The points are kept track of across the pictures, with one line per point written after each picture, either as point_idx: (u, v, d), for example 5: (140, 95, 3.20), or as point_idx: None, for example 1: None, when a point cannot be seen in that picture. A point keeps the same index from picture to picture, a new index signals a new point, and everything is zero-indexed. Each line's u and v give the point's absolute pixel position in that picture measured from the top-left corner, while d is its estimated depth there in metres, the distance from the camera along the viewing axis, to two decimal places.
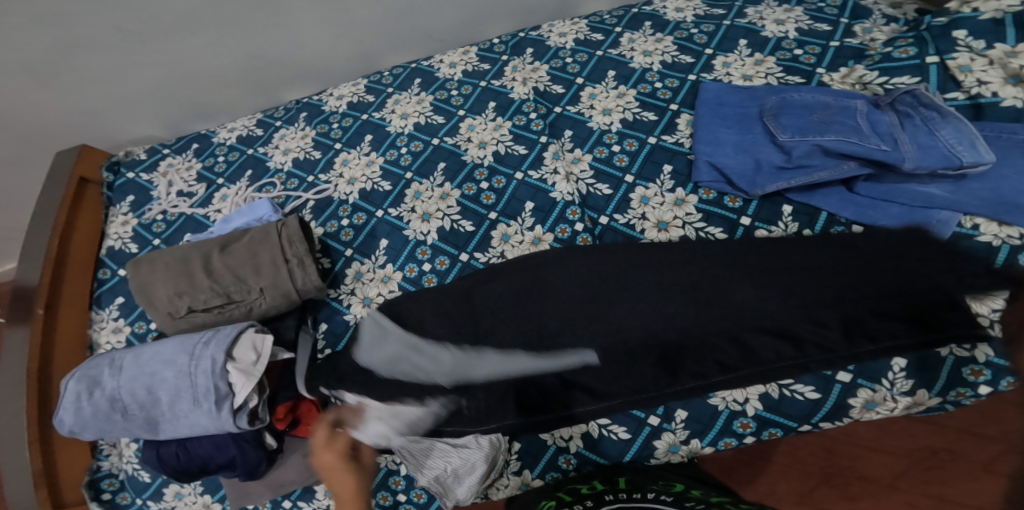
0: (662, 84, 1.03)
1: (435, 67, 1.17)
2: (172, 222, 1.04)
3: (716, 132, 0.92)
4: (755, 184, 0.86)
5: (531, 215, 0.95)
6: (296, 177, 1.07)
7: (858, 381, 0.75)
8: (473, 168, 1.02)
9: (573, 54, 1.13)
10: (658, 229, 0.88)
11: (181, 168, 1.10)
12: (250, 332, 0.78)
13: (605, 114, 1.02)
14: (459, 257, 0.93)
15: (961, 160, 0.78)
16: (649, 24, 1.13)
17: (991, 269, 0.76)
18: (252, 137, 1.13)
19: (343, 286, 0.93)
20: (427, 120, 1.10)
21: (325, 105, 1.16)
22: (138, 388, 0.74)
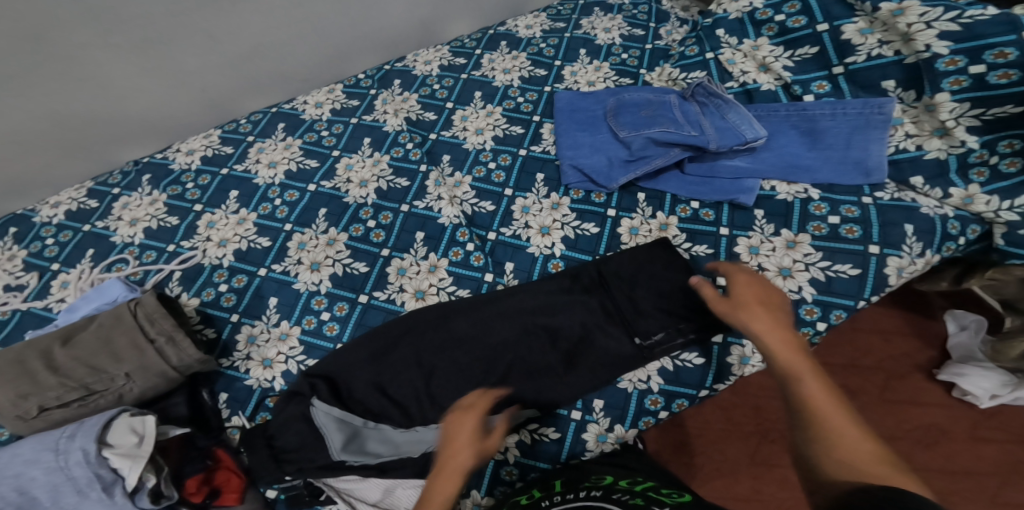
0: (524, 99, 1.08)
1: (299, 110, 1.17)
2: (6, 322, 0.95)
3: (574, 136, 0.98)
4: (611, 178, 0.93)
5: (423, 245, 0.96)
6: (154, 249, 1.01)
7: (728, 339, 0.84)
8: (357, 208, 1.02)
9: (440, 80, 1.15)
10: (541, 235, 0.92)
11: (0, 258, 1.01)
12: (124, 417, 0.73)
13: (478, 133, 1.05)
14: (359, 300, 0.93)
15: (746, 137, 0.89)
16: (505, 42, 1.18)
17: (793, 220, 0.86)
18: (85, 209, 1.07)
19: (236, 353, 0.91)
20: (299, 166, 1.08)
21: (173, 163, 1.11)
22: (4, 494, 0.68)
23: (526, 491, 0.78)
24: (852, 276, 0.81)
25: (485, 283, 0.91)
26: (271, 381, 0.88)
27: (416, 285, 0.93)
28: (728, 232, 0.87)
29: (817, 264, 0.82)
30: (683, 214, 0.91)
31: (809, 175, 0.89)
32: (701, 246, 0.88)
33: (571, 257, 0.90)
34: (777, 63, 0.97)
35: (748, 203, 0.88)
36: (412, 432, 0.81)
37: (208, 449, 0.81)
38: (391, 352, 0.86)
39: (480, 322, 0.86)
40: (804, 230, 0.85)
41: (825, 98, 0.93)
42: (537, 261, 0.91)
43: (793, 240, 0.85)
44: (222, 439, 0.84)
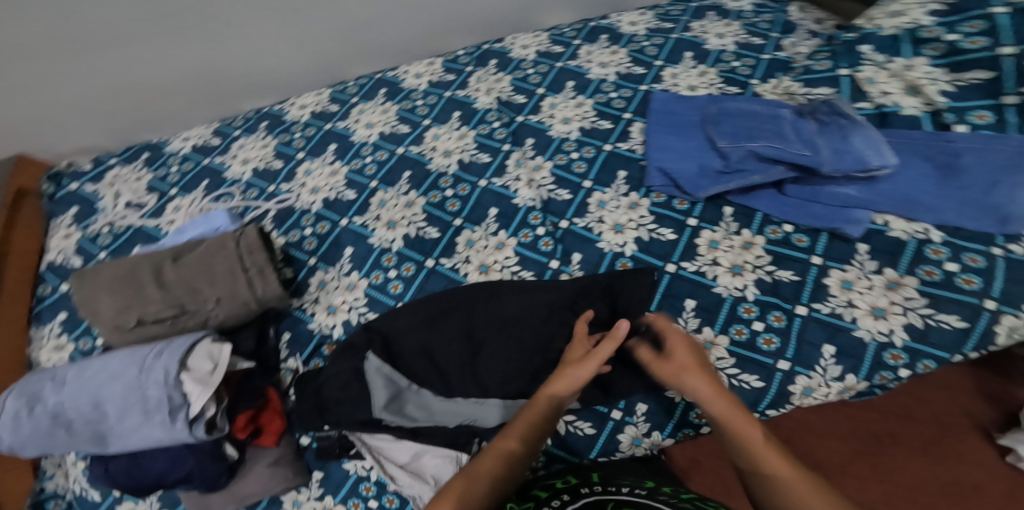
0: (617, 95, 1.07)
1: (400, 78, 1.21)
2: (119, 234, 1.06)
3: (664, 138, 0.97)
4: (699, 187, 0.91)
5: (495, 221, 0.98)
6: (256, 187, 1.09)
7: (795, 369, 0.78)
8: (438, 176, 1.05)
9: (535, 65, 1.16)
10: (614, 232, 0.92)
11: (129, 178, 1.15)
12: (206, 342, 0.79)
13: (565, 122, 1.05)
14: (425, 264, 0.97)
15: (870, 164, 0.82)
16: (606, 37, 1.17)
17: (902, 261, 0.80)
18: (208, 146, 1.17)
19: (307, 295, 0.97)
20: (392, 129, 1.12)
21: (286, 115, 1.19)
22: (84, 404, 0.76)
23: (560, 477, 0.79)
24: (956, 329, 0.75)
25: (550, 269, 0.92)
26: (331, 329, 0.94)
27: (482, 259, 0.95)
28: (821, 262, 0.83)
29: (918, 309, 0.76)
30: (772, 235, 0.87)
31: (932, 214, 0.81)
32: (785, 270, 0.83)
33: (642, 258, 0.89)
34: (933, 86, 0.86)
35: (854, 234, 0.83)
36: (451, 404, 0.83)
37: (262, 388, 0.87)
38: (447, 320, 0.89)
39: (529, 307, 0.88)
40: (912, 274, 0.79)
41: (983, 130, 0.83)
42: (605, 257, 0.90)
43: (897, 280, 0.79)
44: (275, 380, 0.91)
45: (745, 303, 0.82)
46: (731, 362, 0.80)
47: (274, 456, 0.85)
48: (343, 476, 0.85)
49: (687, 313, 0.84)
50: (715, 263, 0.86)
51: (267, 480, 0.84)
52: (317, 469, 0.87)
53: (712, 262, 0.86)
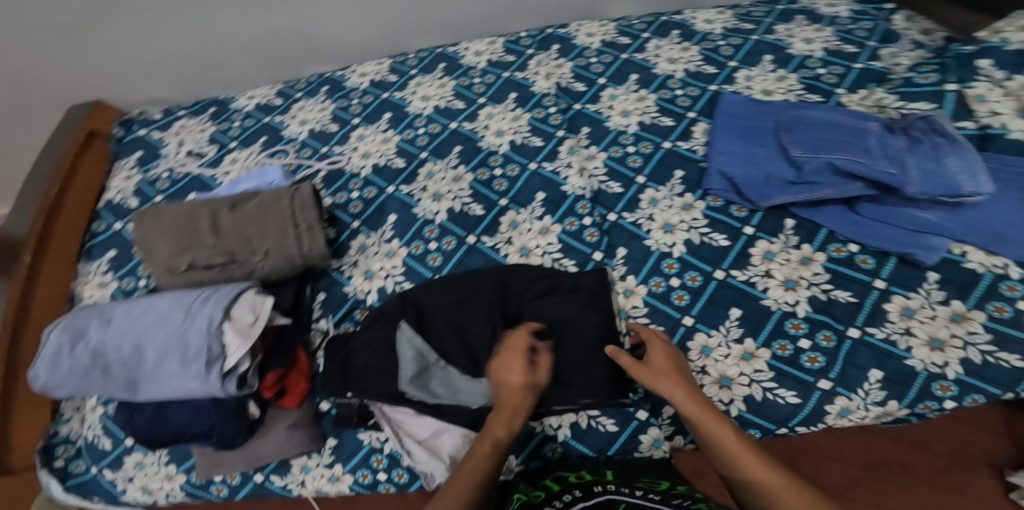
0: (684, 92, 1.04)
1: (460, 54, 1.19)
2: (177, 180, 1.09)
3: (730, 142, 0.93)
4: (763, 195, 0.88)
5: (541, 206, 0.97)
6: (310, 147, 1.09)
7: (836, 389, 0.76)
8: (488, 154, 1.04)
9: (598, 55, 1.13)
10: (664, 231, 0.90)
11: (194, 129, 1.17)
12: (250, 293, 0.80)
13: (624, 115, 1.03)
14: (466, 239, 0.96)
15: (962, 189, 0.79)
16: (677, 32, 1.15)
17: (971, 294, 0.77)
18: (270, 105, 1.18)
19: (346, 257, 0.97)
20: (447, 104, 1.11)
21: (347, 81, 1.19)
22: (124, 346, 0.77)
23: (574, 471, 0.79)
24: (1015, 368, 0.72)
25: (592, 261, 0.91)
26: (365, 295, 0.94)
27: (523, 242, 0.94)
28: (884, 286, 0.80)
29: (979, 345, 0.73)
30: (835, 253, 0.84)
31: (1017, 249, 0.77)
32: (844, 291, 0.81)
33: (690, 261, 0.87)
34: None
35: (927, 261, 0.80)
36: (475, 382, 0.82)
37: (293, 347, 0.86)
38: (482, 297, 0.88)
39: (565, 299, 0.86)
40: (980, 309, 0.75)
41: None
42: (651, 255, 0.89)
43: (963, 313, 0.76)
44: (306, 340, 0.91)
45: (794, 318, 0.80)
46: (769, 376, 0.77)
47: (294, 419, 0.86)
48: (356, 446, 0.87)
49: (731, 321, 0.82)
50: (767, 276, 0.84)
51: (286, 442, 0.85)
52: (331, 436, 0.88)
53: (765, 273, 0.84)
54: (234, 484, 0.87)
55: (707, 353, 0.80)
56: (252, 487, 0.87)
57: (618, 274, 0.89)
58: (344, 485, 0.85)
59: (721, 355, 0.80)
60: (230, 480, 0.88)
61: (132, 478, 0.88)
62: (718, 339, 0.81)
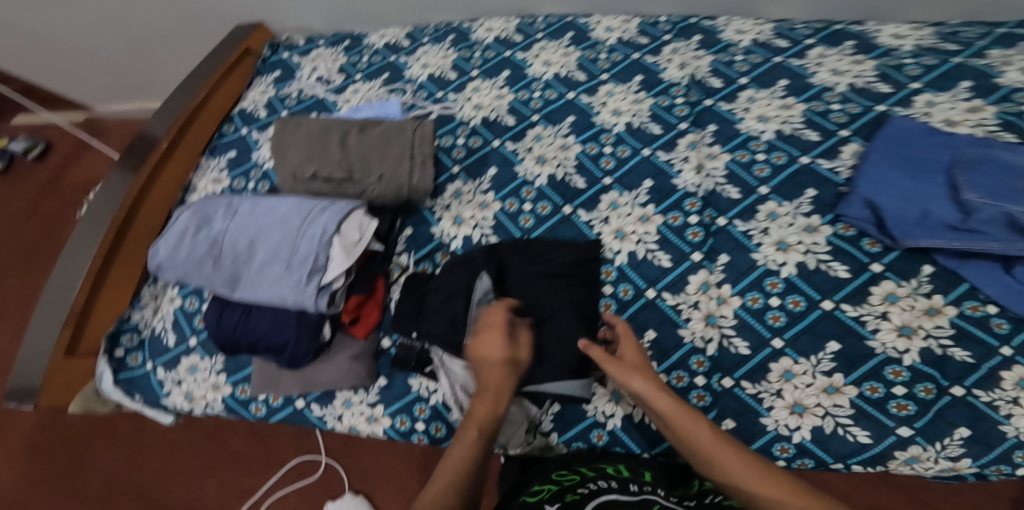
0: (841, 107, 0.91)
1: (590, 27, 1.11)
2: (303, 101, 1.12)
3: (885, 169, 0.82)
4: (909, 235, 0.78)
5: (648, 193, 0.92)
6: (426, 90, 1.09)
7: (914, 438, 0.72)
8: (600, 131, 0.99)
9: (745, 53, 1.01)
10: (776, 248, 0.84)
11: (328, 58, 1.18)
12: (360, 213, 0.79)
13: (760, 121, 0.93)
14: (562, 209, 0.93)
15: None
16: (851, 44, 0.98)
17: None
18: (398, 46, 1.17)
19: (441, 199, 0.97)
20: (568, 73, 1.06)
21: (473, 34, 1.15)
22: (240, 240, 0.78)
23: (613, 464, 0.76)
24: None
25: (689, 260, 0.87)
26: (451, 239, 0.93)
27: (620, 225, 0.91)
28: (1010, 354, 0.73)
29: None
30: (969, 311, 0.76)
31: None
32: (962, 349, 0.74)
33: (799, 285, 0.82)
34: None
35: None
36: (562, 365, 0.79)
37: (376, 278, 0.88)
38: (575, 286, 0.84)
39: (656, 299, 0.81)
40: None
41: None
42: (756, 269, 0.84)
43: None
44: (386, 270, 0.91)
45: (895, 365, 0.75)
46: (847, 412, 0.74)
47: (356, 351, 0.86)
48: (405, 390, 0.87)
49: (825, 354, 0.78)
50: (883, 317, 0.78)
51: (343, 372, 0.85)
52: (383, 375, 0.88)
53: (881, 314, 0.78)
54: (273, 406, 0.92)
55: (788, 379, 0.77)
56: (292, 410, 0.92)
57: (715, 280, 0.85)
58: (381, 427, 0.86)
59: (802, 383, 0.77)
60: (271, 401, 0.92)
61: (180, 383, 0.94)
62: (805, 367, 0.77)
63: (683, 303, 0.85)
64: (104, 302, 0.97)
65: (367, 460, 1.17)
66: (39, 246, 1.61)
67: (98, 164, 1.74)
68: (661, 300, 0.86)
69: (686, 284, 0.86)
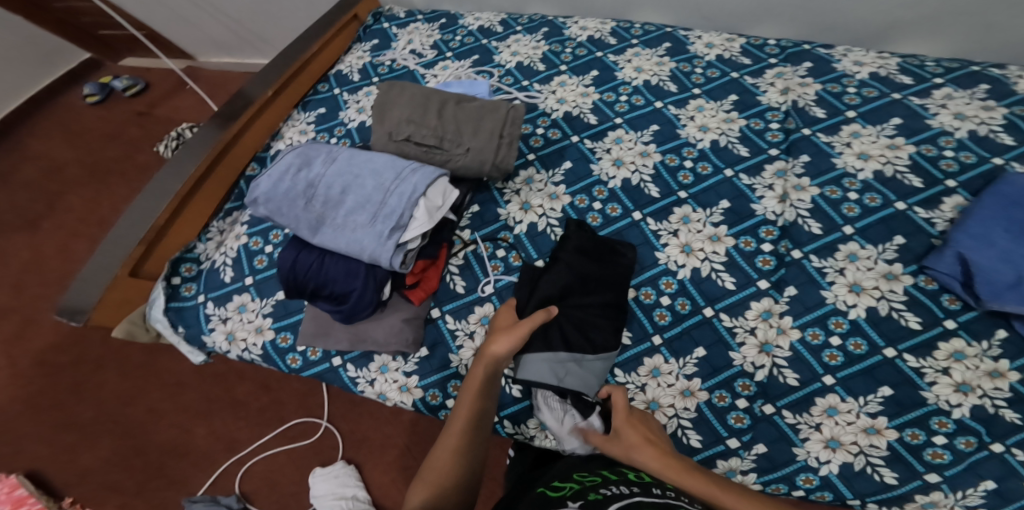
0: (954, 155, 0.87)
1: (690, 40, 1.11)
2: (395, 70, 1.17)
3: (989, 227, 0.78)
4: (997, 297, 0.74)
5: (722, 214, 0.91)
6: (513, 77, 1.11)
7: (939, 484, 0.71)
8: (683, 144, 0.98)
9: (859, 86, 0.97)
10: (849, 289, 0.82)
11: (423, 33, 1.22)
12: (446, 181, 0.85)
13: (860, 158, 0.90)
14: (632, 214, 0.93)
15: None
16: (985, 87, 0.92)
17: None
18: (491, 30, 1.19)
19: (512, 183, 0.98)
20: (659, 83, 1.06)
21: (566, 30, 1.17)
22: (334, 186, 0.83)
23: (635, 468, 0.71)
24: None
25: (755, 286, 0.85)
26: (516, 222, 0.94)
27: (688, 240, 0.90)
28: None
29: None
30: None
31: None
32: (1014, 411, 0.72)
33: (864, 329, 0.79)
34: None
35: None
36: (557, 368, 0.81)
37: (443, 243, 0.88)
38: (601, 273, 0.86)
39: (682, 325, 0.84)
40: None
41: None
42: (823, 307, 0.82)
43: None
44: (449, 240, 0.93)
45: (942, 416, 0.73)
46: (881, 453, 0.73)
47: (409, 314, 0.87)
48: (444, 363, 0.87)
49: (875, 397, 0.75)
50: (943, 372, 0.75)
51: (394, 332, 0.86)
52: (425, 346, 0.88)
53: (943, 369, 0.75)
54: (312, 359, 0.92)
55: (830, 414, 0.75)
56: (327, 367, 0.91)
57: (778, 310, 0.83)
58: (411, 398, 0.86)
59: (844, 420, 0.75)
60: (310, 354, 0.92)
61: (225, 321, 0.96)
62: (851, 406, 0.75)
63: (739, 327, 0.83)
64: (177, 231, 1.01)
65: (360, 427, 1.19)
66: (113, 169, 1.70)
67: (184, 103, 1.83)
68: (718, 320, 0.84)
69: (746, 310, 0.84)
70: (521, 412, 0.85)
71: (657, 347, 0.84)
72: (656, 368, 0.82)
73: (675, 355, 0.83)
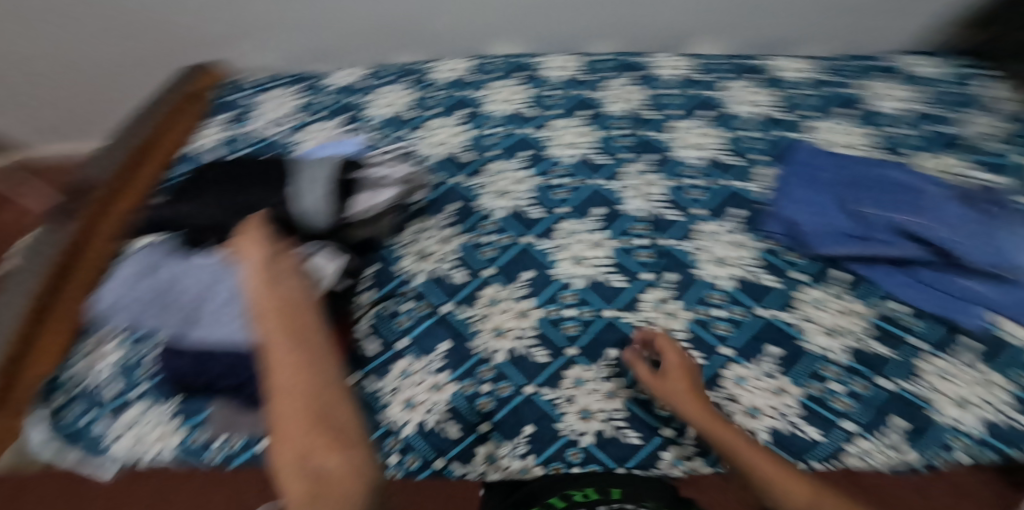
0: (754, 136, 1.09)
1: (543, 66, 1.29)
2: (255, 143, 1.18)
3: (802, 189, 0.96)
4: (823, 243, 0.88)
5: (600, 220, 1.00)
6: (387, 129, 1.18)
7: (858, 431, 0.77)
8: (553, 164, 1.09)
9: (678, 88, 1.20)
10: (716, 265, 0.92)
11: (280, 98, 1.27)
12: (318, 256, 0.88)
13: (697, 149, 1.08)
14: (520, 240, 1.00)
15: (1011, 261, 0.81)
16: (762, 78, 1.21)
17: (998, 356, 0.80)
18: (353, 87, 1.27)
19: (402, 236, 1.02)
20: (523, 110, 1.19)
21: (432, 74, 1.28)
22: (190, 291, 0.87)
23: (582, 487, 0.73)
24: None
25: (640, 280, 0.93)
26: (415, 273, 0.98)
27: (576, 252, 0.98)
28: (922, 346, 0.82)
29: (1002, 409, 0.77)
30: (879, 310, 0.85)
31: None
32: (880, 345, 0.82)
33: (739, 296, 0.89)
34: None
35: (968, 327, 0.81)
36: (309, 184, 0.94)
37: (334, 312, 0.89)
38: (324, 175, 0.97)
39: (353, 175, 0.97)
40: (1002, 371, 0.79)
41: None
42: (698, 284, 0.91)
43: (988, 380, 0.79)
44: (348, 308, 0.93)
45: (829, 362, 0.82)
46: (798, 412, 0.79)
47: None
48: (374, 423, 0.85)
49: (767, 357, 0.84)
50: (808, 320, 0.86)
51: None
52: None
53: (806, 318, 0.86)
54: (234, 451, 0.82)
55: (741, 383, 0.82)
56: (256, 456, 0.82)
57: (664, 297, 0.91)
58: None
59: (755, 386, 0.82)
60: (230, 446, 0.83)
61: (130, 428, 0.84)
62: (755, 372, 0.83)
63: (638, 319, 0.89)
64: (45, 350, 0.88)
65: None
66: None
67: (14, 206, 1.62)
68: (619, 319, 0.90)
69: (640, 302, 0.91)
70: (466, 450, 0.83)
71: (573, 357, 0.88)
72: (579, 377, 0.87)
73: (591, 361, 0.88)
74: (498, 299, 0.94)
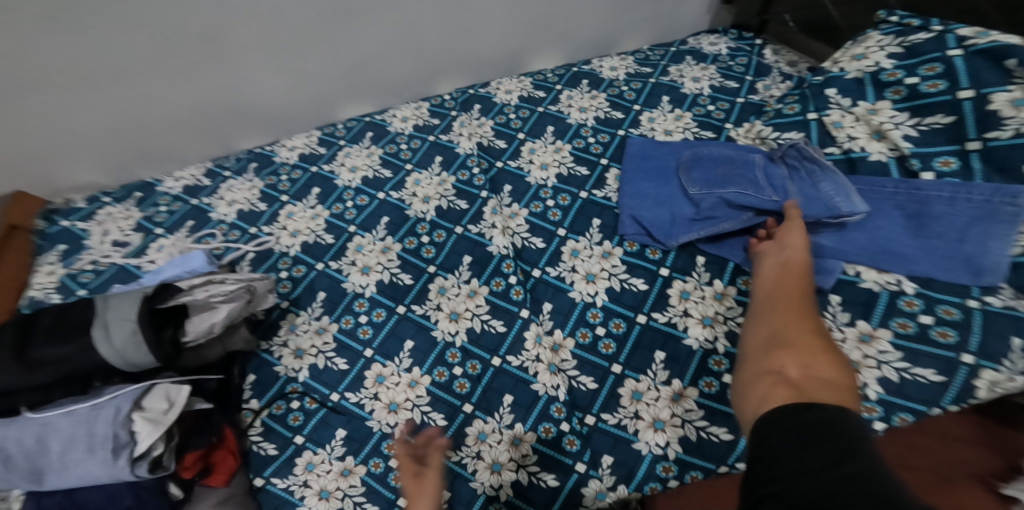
0: (595, 140, 1.09)
1: (387, 121, 1.25)
2: (101, 273, 1.05)
3: (639, 185, 0.99)
4: (671, 236, 0.91)
5: (469, 269, 0.97)
6: (239, 228, 1.10)
7: None
8: (415, 223, 1.05)
9: (516, 110, 1.19)
10: (586, 282, 0.91)
11: (119, 216, 1.13)
12: (164, 383, 0.77)
13: (542, 168, 1.07)
14: (396, 310, 0.95)
15: (840, 210, 0.83)
16: (586, 82, 1.22)
17: (874, 312, 0.78)
18: (198, 186, 1.19)
19: (276, 337, 0.95)
20: (375, 174, 1.14)
21: (276, 156, 1.23)
22: (26, 437, 0.72)
23: None
24: (933, 382, 0.72)
25: (520, 318, 0.89)
26: (296, 372, 0.91)
27: (453, 307, 0.93)
28: None
29: (891, 363, 0.74)
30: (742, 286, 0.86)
31: (904, 265, 0.80)
32: None
33: (613, 309, 0.88)
34: (896, 131, 0.88)
35: (825, 285, 0.81)
36: (118, 321, 0.75)
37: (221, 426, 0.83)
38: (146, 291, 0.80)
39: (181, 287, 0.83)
40: (885, 325, 0.76)
41: (948, 177, 0.83)
42: (576, 307, 0.89)
43: (870, 332, 0.76)
44: (235, 418, 0.85)
45: (715, 355, 0.81)
46: (700, 415, 0.77)
47: (223, 495, 0.79)
48: None
49: (657, 365, 0.82)
50: (685, 315, 0.85)
51: None
52: None
53: (683, 313, 0.85)
54: None
55: (637, 399, 0.80)
56: None
57: (546, 329, 0.88)
58: None
59: (652, 399, 0.79)
60: None
61: None
62: (646, 383, 0.80)
63: (526, 361, 0.85)
64: None
65: None
66: None
67: None
68: (507, 365, 0.86)
69: (524, 342, 0.87)
70: None
71: (471, 413, 0.82)
72: (481, 431, 0.80)
73: (489, 413, 0.82)
74: (385, 375, 0.89)
